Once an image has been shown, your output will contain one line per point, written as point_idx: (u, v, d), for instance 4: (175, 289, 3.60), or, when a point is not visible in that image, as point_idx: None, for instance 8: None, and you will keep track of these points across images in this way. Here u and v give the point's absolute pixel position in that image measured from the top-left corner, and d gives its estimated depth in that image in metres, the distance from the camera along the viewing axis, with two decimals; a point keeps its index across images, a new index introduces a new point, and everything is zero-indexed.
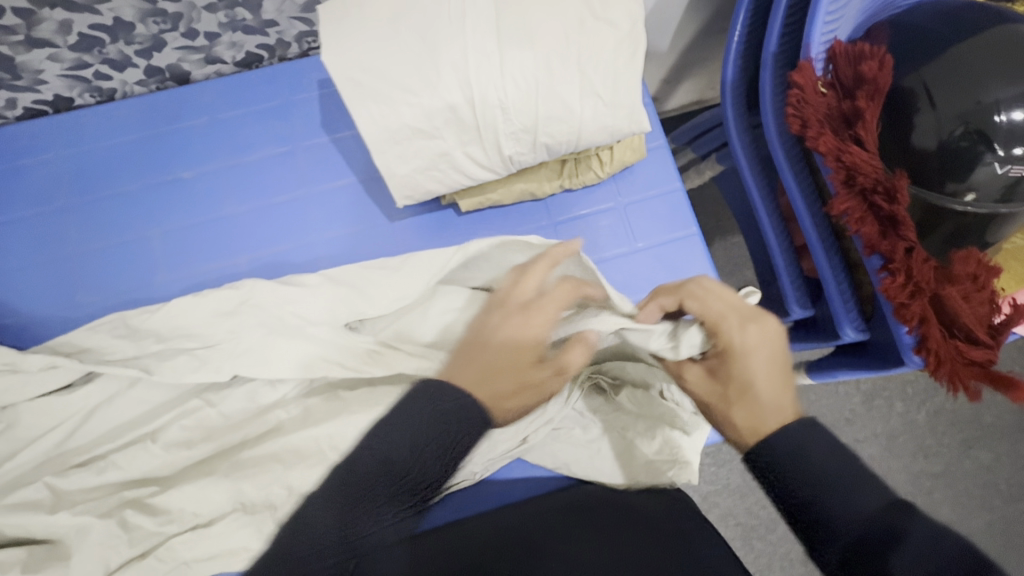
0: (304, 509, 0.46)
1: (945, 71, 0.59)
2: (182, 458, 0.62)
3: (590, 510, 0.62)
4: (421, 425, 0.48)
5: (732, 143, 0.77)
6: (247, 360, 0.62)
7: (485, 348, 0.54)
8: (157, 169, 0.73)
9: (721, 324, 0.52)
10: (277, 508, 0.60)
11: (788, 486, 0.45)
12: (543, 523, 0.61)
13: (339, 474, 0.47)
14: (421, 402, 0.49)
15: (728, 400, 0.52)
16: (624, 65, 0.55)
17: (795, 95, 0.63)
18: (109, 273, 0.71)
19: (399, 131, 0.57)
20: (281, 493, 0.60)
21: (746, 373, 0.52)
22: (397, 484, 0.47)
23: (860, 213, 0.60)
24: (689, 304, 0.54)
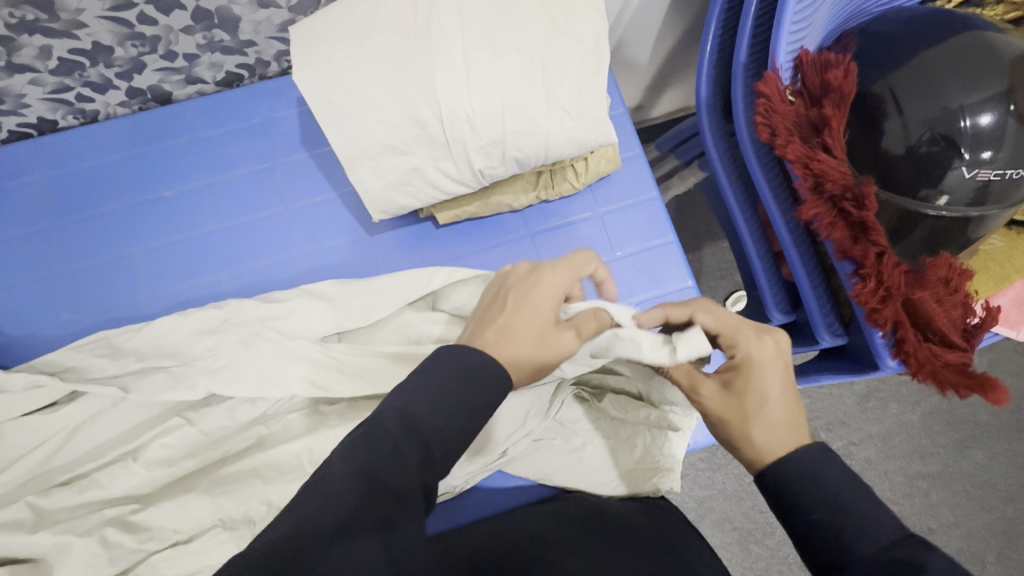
0: (345, 474, 0.38)
1: (911, 78, 0.60)
2: (164, 475, 0.62)
3: (574, 518, 0.60)
4: (449, 388, 0.43)
5: (708, 152, 0.78)
6: (228, 375, 0.63)
7: (508, 317, 0.50)
8: (140, 188, 0.74)
9: (737, 336, 0.50)
10: (257, 523, 0.60)
11: (800, 507, 0.42)
12: (535, 531, 0.58)
13: (396, 436, 0.41)
14: (445, 368, 0.44)
15: (746, 418, 0.49)
16: (590, 78, 0.56)
17: (763, 104, 0.63)
18: (93, 292, 0.71)
19: (371, 148, 0.58)
20: (261, 508, 0.60)
21: (761, 389, 0.49)
22: (423, 450, 0.40)
23: (830, 219, 0.60)
24: (701, 317, 0.52)
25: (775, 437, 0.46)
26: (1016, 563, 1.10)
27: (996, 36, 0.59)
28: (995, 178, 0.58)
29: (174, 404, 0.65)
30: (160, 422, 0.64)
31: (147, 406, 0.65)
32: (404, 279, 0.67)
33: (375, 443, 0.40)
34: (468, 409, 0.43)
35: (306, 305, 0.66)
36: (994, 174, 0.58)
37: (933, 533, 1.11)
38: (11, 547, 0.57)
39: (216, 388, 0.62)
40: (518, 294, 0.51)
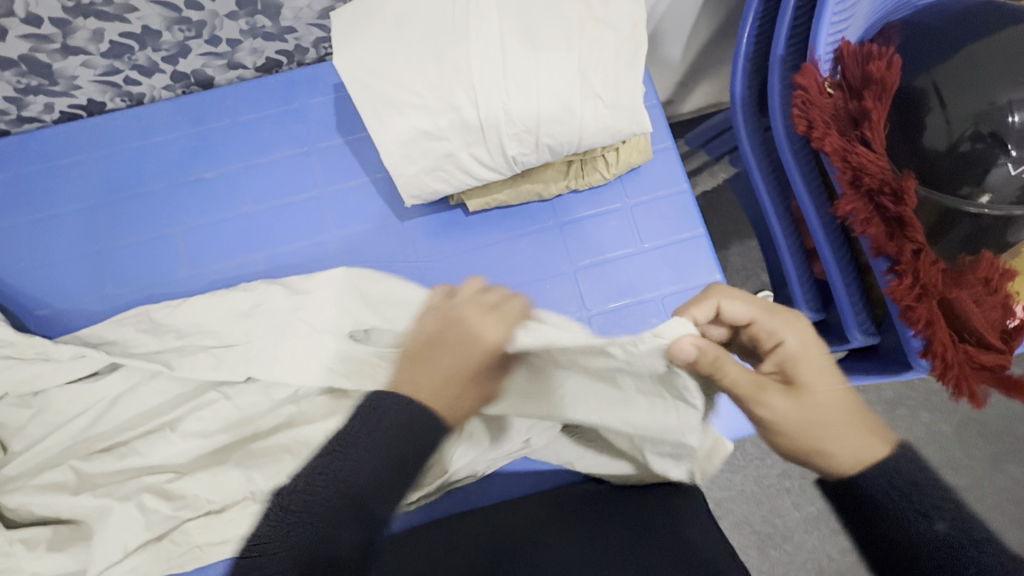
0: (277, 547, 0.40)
1: (958, 72, 0.58)
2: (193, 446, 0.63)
3: (576, 504, 0.62)
4: (366, 431, 0.43)
5: (740, 144, 0.77)
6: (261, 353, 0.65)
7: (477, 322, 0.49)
8: (181, 170, 0.77)
9: (770, 321, 0.50)
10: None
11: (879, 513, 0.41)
12: (528, 521, 0.61)
13: (312, 494, 0.42)
14: (367, 417, 0.44)
15: (824, 419, 0.42)
16: (625, 67, 0.56)
17: (800, 97, 0.62)
18: (135, 267, 0.74)
19: (405, 132, 0.58)
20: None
21: (813, 374, 0.45)
22: (349, 506, 0.41)
23: (866, 214, 0.59)
24: (728, 305, 0.51)
25: (853, 441, 0.42)
26: None
27: None
28: None
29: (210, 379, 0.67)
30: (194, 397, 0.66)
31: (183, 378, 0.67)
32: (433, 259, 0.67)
33: (303, 518, 0.41)
34: (394, 455, 0.43)
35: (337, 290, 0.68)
36: None
37: None
38: (60, 505, 0.61)
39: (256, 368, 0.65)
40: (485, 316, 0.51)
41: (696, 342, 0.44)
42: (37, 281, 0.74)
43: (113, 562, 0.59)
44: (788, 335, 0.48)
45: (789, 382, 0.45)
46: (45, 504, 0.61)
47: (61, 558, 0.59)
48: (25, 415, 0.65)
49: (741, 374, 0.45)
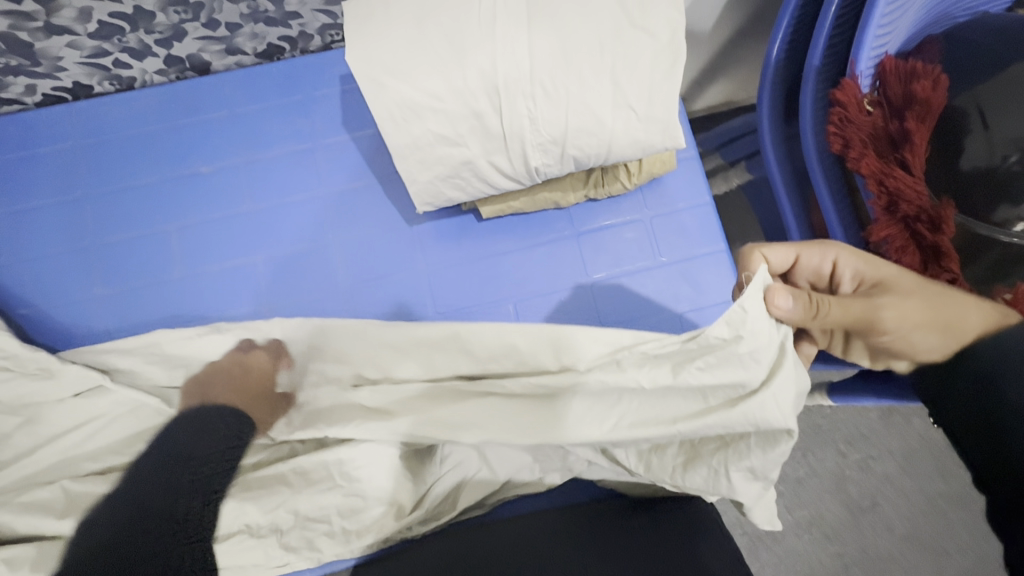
0: None
1: (1003, 93, 0.56)
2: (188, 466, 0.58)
3: (593, 520, 0.58)
4: None
5: (766, 155, 0.74)
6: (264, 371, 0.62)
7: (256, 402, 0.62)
8: (175, 162, 0.72)
9: (816, 255, 0.56)
10: (284, 533, 0.58)
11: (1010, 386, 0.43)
12: (548, 533, 0.57)
13: None
14: None
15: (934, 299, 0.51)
16: (662, 76, 0.52)
17: (837, 113, 0.60)
18: (127, 266, 0.70)
19: (421, 137, 0.55)
20: (287, 518, 0.58)
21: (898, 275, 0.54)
22: None
23: (901, 241, 0.57)
24: (773, 253, 0.56)
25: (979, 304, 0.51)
26: None
27: None
28: None
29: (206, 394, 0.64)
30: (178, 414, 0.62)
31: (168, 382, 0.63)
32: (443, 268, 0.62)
33: None
34: None
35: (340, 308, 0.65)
36: None
37: None
38: (40, 529, 0.56)
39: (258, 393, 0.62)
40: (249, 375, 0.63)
41: (784, 295, 0.47)
42: (18, 276, 0.69)
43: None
44: (839, 254, 0.55)
45: (880, 286, 0.53)
46: (23, 530, 0.56)
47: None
48: (12, 424, 0.60)
49: (841, 307, 0.51)
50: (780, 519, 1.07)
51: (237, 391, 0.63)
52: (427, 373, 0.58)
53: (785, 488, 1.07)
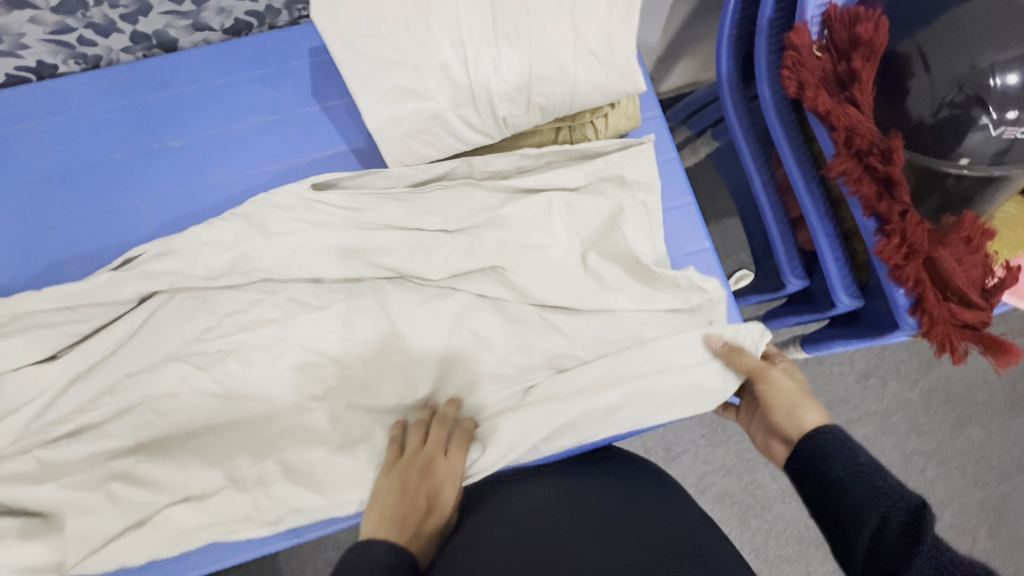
0: None
1: (941, 35, 0.59)
2: (195, 411, 0.63)
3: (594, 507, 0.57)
4: None
5: (727, 113, 0.77)
6: (249, 344, 0.64)
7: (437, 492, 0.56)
8: (145, 138, 0.72)
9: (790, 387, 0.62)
10: (270, 486, 0.61)
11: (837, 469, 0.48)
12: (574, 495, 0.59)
13: None
14: None
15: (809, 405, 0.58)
16: (619, 23, 0.54)
17: (791, 57, 0.63)
18: (96, 240, 0.69)
19: (390, 92, 0.56)
20: (275, 469, 0.61)
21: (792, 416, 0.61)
22: None
23: (857, 174, 0.59)
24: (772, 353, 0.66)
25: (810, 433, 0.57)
26: (1009, 537, 1.15)
27: None
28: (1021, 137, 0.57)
29: (174, 350, 0.64)
30: (161, 367, 0.62)
31: (138, 355, 0.63)
32: (438, 241, 0.65)
33: None
34: None
35: (309, 278, 0.66)
36: (1021, 132, 0.57)
37: None
38: (20, 492, 0.57)
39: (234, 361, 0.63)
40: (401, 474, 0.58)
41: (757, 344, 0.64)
42: None
43: (94, 547, 0.57)
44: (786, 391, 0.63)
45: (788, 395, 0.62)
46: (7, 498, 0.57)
47: (33, 547, 0.56)
48: None
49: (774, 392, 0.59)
50: (766, 486, 1.07)
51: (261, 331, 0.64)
52: (432, 330, 0.66)
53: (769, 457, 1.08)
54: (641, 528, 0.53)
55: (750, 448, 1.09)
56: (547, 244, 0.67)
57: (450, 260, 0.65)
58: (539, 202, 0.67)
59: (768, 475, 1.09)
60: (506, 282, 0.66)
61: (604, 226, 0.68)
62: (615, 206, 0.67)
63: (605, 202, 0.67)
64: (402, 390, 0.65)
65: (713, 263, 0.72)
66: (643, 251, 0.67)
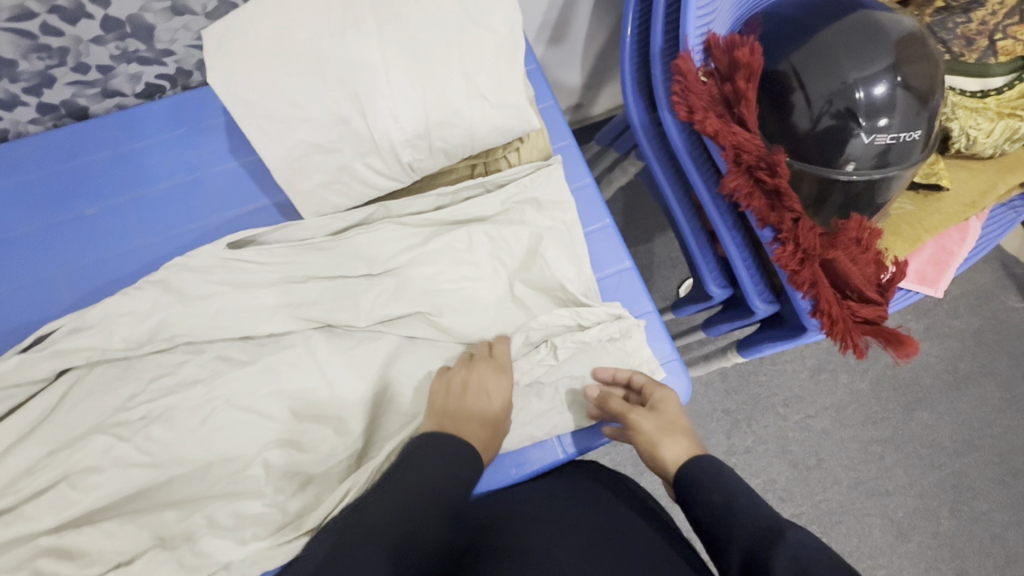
0: None
1: (811, 55, 0.63)
2: (119, 486, 0.59)
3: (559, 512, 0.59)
4: None
5: (636, 137, 0.80)
6: (178, 408, 0.62)
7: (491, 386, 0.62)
8: (58, 209, 0.71)
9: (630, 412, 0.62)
10: (195, 539, 0.58)
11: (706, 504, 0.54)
12: (540, 503, 0.61)
13: None
14: None
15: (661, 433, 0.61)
16: (507, 67, 0.58)
17: (679, 83, 0.67)
18: (10, 316, 0.67)
19: (295, 148, 0.57)
20: (201, 522, 0.59)
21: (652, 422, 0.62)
22: None
23: (748, 189, 0.64)
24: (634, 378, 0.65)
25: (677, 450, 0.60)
26: (968, 514, 1.19)
27: (883, 16, 0.64)
28: (893, 142, 0.62)
29: (101, 421, 0.62)
30: (81, 443, 0.60)
31: (59, 431, 0.61)
32: (363, 287, 0.66)
33: None
34: None
35: (237, 336, 0.65)
36: (891, 138, 0.62)
37: (890, 495, 1.19)
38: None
39: (160, 429, 0.61)
40: (458, 390, 0.62)
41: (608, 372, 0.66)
42: None
43: None
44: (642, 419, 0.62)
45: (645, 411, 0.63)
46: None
47: None
48: None
49: (637, 433, 0.62)
50: None
51: (187, 395, 0.63)
52: (366, 374, 0.66)
53: None
54: (603, 535, 0.56)
55: None
56: (473, 279, 0.68)
57: (377, 304, 0.66)
58: (460, 235, 0.68)
59: None
60: (433, 322, 0.67)
61: (527, 256, 0.70)
62: (534, 233, 0.69)
63: (525, 229, 0.69)
64: (341, 439, 0.64)
65: (634, 280, 0.74)
66: (568, 275, 0.69)
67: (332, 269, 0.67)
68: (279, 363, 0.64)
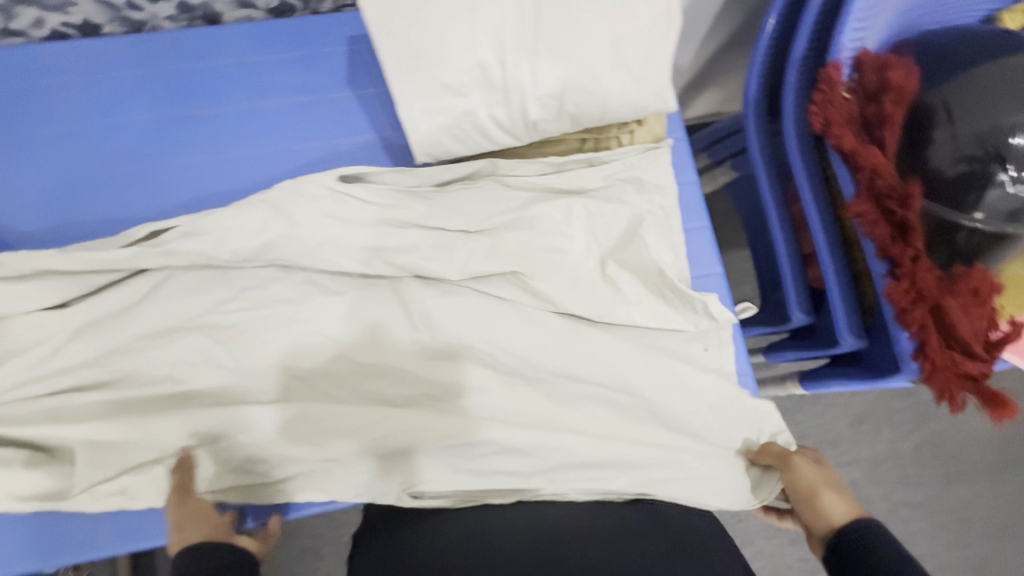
0: None
1: (966, 92, 0.59)
2: (203, 381, 0.62)
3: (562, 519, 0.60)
4: None
5: (750, 144, 0.78)
6: (259, 319, 0.64)
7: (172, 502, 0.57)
8: (176, 106, 0.73)
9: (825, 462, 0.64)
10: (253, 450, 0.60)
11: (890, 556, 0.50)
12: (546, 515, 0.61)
13: None
14: None
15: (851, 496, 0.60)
16: (657, 41, 0.56)
17: (822, 94, 0.66)
18: (117, 200, 0.70)
19: (427, 86, 0.57)
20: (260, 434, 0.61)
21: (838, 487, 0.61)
22: None
23: (873, 215, 0.61)
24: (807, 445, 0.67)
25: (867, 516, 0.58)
26: None
27: None
28: None
29: (183, 318, 0.63)
30: (173, 337, 0.62)
31: (144, 317, 0.63)
32: (458, 240, 0.66)
33: None
34: None
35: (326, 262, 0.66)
36: None
37: None
38: (25, 431, 0.58)
39: (239, 335, 0.63)
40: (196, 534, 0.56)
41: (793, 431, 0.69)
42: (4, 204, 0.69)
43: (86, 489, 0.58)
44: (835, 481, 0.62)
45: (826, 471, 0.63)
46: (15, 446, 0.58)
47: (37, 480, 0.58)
48: None
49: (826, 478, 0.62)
50: (748, 521, 1.07)
51: (267, 310, 0.64)
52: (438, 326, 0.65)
53: None
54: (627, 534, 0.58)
55: None
56: (563, 250, 0.67)
57: (471, 259, 0.66)
58: (559, 206, 0.67)
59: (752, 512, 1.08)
60: (524, 284, 0.67)
61: (624, 235, 0.69)
62: (635, 215, 0.69)
63: (625, 209, 0.69)
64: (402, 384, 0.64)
65: (722, 287, 0.73)
66: (664, 260, 0.69)
67: (431, 215, 0.67)
68: (359, 298, 0.65)
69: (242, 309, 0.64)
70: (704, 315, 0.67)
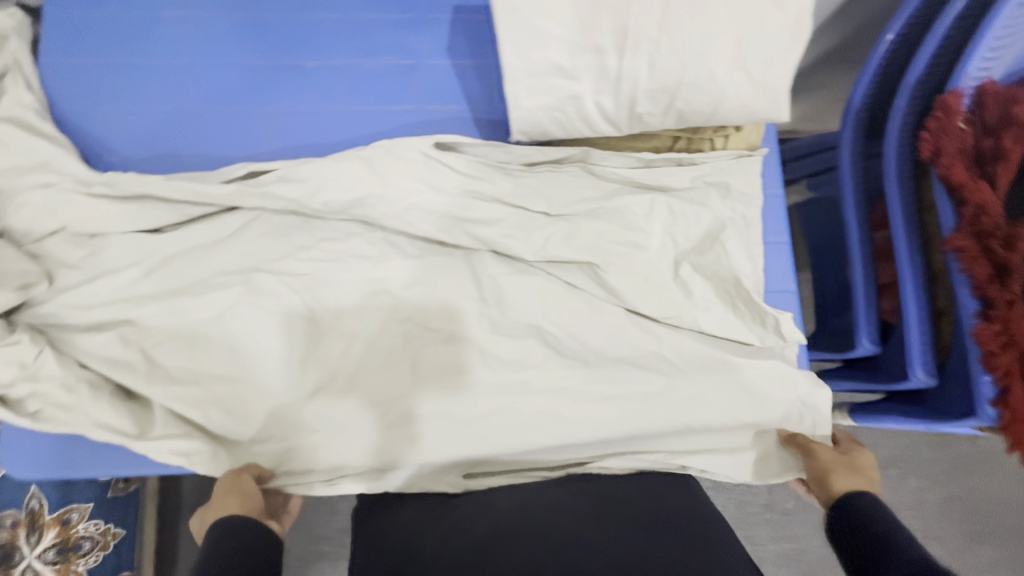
0: None
1: None
2: (276, 323, 0.64)
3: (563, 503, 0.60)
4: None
5: (841, 166, 0.76)
6: (335, 271, 0.65)
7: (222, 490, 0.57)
8: (282, 54, 0.75)
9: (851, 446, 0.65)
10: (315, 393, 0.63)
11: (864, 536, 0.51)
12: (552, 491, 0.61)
13: None
14: None
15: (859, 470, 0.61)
16: (781, 48, 0.55)
17: (936, 122, 0.64)
18: (218, 137, 0.73)
19: (540, 65, 0.57)
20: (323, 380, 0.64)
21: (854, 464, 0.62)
22: None
23: (974, 253, 0.59)
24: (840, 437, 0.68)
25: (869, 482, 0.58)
26: None
27: None
28: None
29: (264, 259, 0.65)
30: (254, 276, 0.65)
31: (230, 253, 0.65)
32: (539, 223, 0.66)
33: None
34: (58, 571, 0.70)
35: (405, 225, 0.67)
36: None
37: None
38: (115, 343, 0.62)
39: (315, 283, 0.65)
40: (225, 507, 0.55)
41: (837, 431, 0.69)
42: (116, 129, 0.72)
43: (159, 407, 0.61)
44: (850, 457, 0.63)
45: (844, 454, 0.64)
46: (103, 358, 0.62)
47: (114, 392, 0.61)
48: (80, 255, 0.64)
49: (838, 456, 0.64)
50: (759, 544, 1.06)
51: (344, 263, 0.66)
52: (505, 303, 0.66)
53: (770, 516, 1.06)
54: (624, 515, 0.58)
55: (754, 504, 1.08)
56: (639, 246, 0.66)
57: (549, 243, 0.66)
58: (642, 201, 0.67)
59: (765, 535, 1.07)
60: (598, 278, 0.66)
61: (703, 240, 0.68)
62: (717, 220, 0.68)
63: (707, 214, 0.68)
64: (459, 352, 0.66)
65: (794, 306, 0.72)
66: (744, 270, 0.67)
67: (515, 193, 0.67)
68: (433, 263, 0.66)
69: (320, 259, 0.66)
70: (776, 335, 0.66)
